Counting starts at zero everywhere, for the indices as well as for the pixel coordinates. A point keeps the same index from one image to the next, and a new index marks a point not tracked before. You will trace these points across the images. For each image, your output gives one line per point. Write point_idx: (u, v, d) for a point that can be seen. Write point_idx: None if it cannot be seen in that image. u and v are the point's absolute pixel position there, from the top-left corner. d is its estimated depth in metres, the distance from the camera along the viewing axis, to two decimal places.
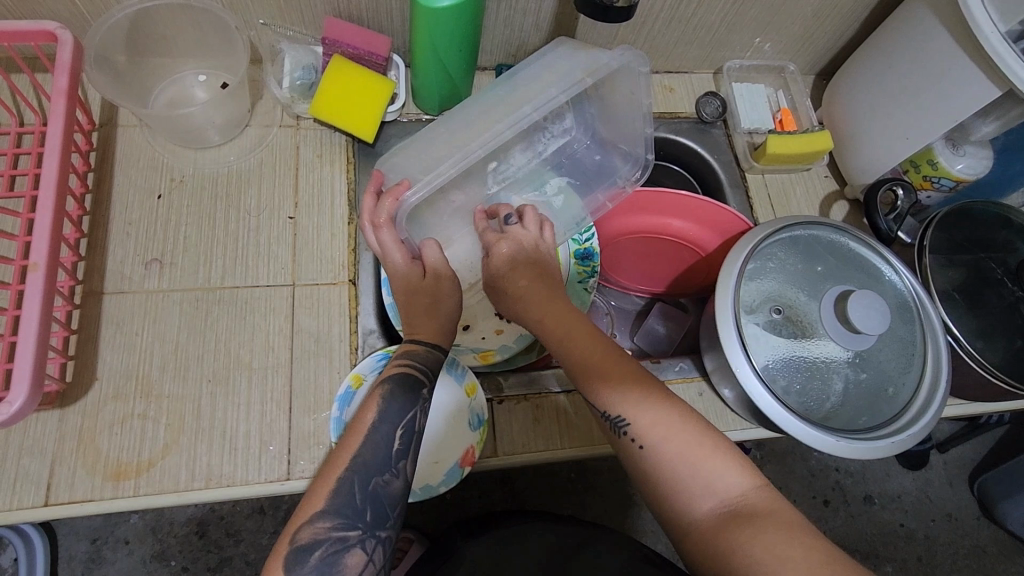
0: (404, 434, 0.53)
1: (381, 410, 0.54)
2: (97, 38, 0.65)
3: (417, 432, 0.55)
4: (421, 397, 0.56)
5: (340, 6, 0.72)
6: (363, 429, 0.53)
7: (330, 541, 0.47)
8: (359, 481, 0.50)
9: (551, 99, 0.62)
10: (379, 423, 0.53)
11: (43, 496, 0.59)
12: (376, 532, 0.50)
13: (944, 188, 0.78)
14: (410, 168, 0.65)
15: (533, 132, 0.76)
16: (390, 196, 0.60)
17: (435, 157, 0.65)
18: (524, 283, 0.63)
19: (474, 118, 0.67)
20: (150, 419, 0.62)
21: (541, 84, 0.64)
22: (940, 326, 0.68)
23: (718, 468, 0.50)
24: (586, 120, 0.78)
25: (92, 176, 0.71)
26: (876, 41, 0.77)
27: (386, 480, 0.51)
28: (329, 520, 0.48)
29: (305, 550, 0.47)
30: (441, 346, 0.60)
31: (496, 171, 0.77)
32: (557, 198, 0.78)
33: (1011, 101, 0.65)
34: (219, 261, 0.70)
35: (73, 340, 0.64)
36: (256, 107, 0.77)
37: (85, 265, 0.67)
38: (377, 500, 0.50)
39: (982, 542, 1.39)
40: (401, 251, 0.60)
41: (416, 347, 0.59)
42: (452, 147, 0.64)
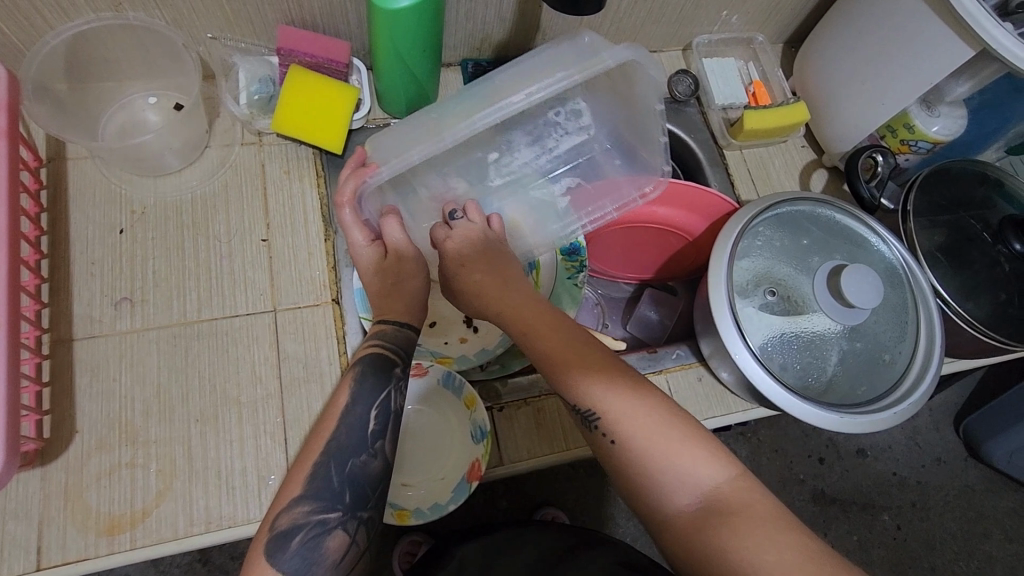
0: (380, 415, 0.52)
1: (354, 391, 0.53)
2: (33, 68, 0.61)
3: (395, 413, 0.54)
4: (397, 377, 0.55)
5: (292, 13, 0.68)
6: (337, 413, 0.52)
7: (309, 526, 0.47)
8: (336, 464, 0.49)
9: (529, 92, 0.57)
10: (353, 405, 0.52)
11: (34, 561, 0.56)
12: (356, 513, 0.49)
13: (921, 150, 0.78)
14: (385, 146, 0.62)
15: (542, 127, 0.73)
16: (354, 175, 0.59)
17: (410, 135, 0.61)
18: (477, 278, 0.61)
19: (458, 106, 0.62)
20: (140, 467, 0.60)
21: (526, 76, 0.59)
22: (930, 291, 0.68)
23: (689, 462, 0.48)
24: (606, 120, 0.73)
25: (45, 217, 0.66)
26: (845, 7, 0.76)
27: (364, 462, 0.50)
28: (308, 504, 0.47)
29: (285, 536, 0.46)
30: (409, 324, 0.58)
31: (498, 162, 0.74)
32: (562, 201, 0.76)
33: (985, 60, 0.65)
34: (193, 293, 0.67)
35: (46, 394, 0.61)
36: (215, 126, 0.74)
37: (50, 311, 0.63)
38: (355, 482, 0.49)
39: (971, 481, 1.43)
40: (361, 232, 0.60)
41: (389, 327, 0.57)
42: (430, 131, 0.60)
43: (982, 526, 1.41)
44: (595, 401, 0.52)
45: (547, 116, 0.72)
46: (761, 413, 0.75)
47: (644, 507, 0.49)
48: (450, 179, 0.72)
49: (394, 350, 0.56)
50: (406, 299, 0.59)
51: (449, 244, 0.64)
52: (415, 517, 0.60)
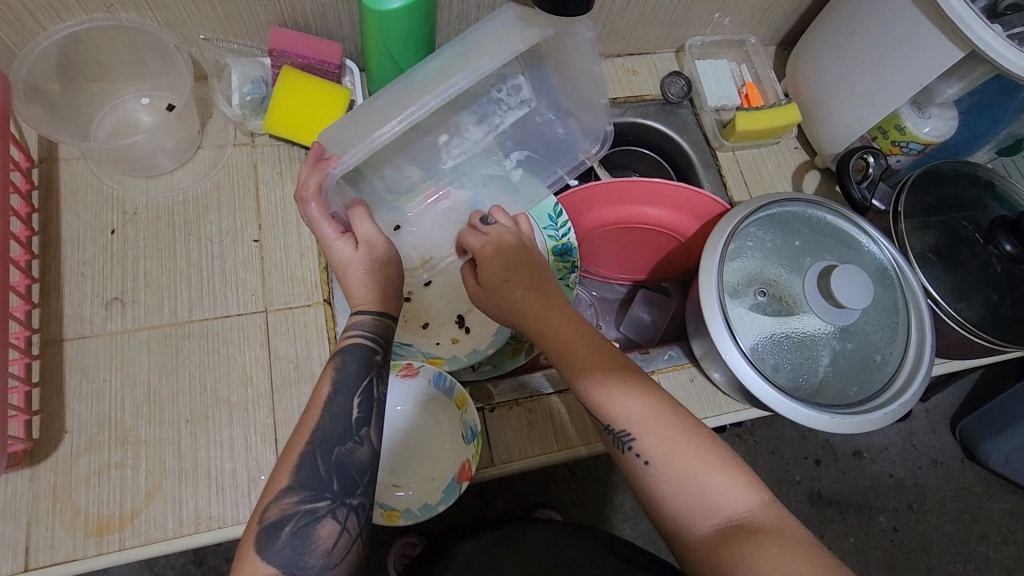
0: (363, 402, 0.51)
1: (336, 381, 0.51)
2: (24, 69, 0.61)
3: (377, 400, 0.53)
4: (375, 365, 0.53)
5: (285, 14, 0.69)
6: (320, 402, 0.50)
7: (298, 515, 0.45)
8: (322, 451, 0.48)
9: (482, 68, 0.59)
10: (335, 395, 0.51)
11: (22, 561, 0.56)
12: (346, 500, 0.48)
13: (912, 152, 0.78)
14: (342, 132, 0.60)
15: (482, 101, 0.75)
16: (315, 167, 0.57)
17: (368, 119, 0.60)
18: (519, 295, 0.58)
19: (409, 83, 0.61)
20: (129, 467, 0.60)
21: (478, 53, 0.60)
22: (921, 292, 0.69)
23: (721, 483, 0.49)
24: (547, 92, 0.76)
25: (37, 217, 0.67)
26: (834, 10, 0.76)
27: (350, 448, 0.49)
28: (295, 494, 0.46)
29: (274, 527, 0.45)
30: (388, 313, 0.56)
31: (449, 145, 0.74)
32: (518, 173, 0.77)
33: (973, 61, 0.65)
34: (184, 294, 0.67)
35: (35, 394, 0.61)
36: (207, 127, 0.74)
37: (41, 312, 0.63)
38: (344, 469, 0.48)
39: (967, 483, 1.43)
40: (330, 225, 0.55)
41: (368, 318, 0.55)
42: (384, 113, 0.59)
43: (980, 528, 1.40)
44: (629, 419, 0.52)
45: (489, 94, 0.74)
46: (753, 415, 0.75)
47: (664, 517, 0.50)
48: (404, 167, 0.72)
49: (370, 340, 0.54)
50: (377, 290, 0.56)
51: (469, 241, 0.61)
52: (403, 517, 0.59)
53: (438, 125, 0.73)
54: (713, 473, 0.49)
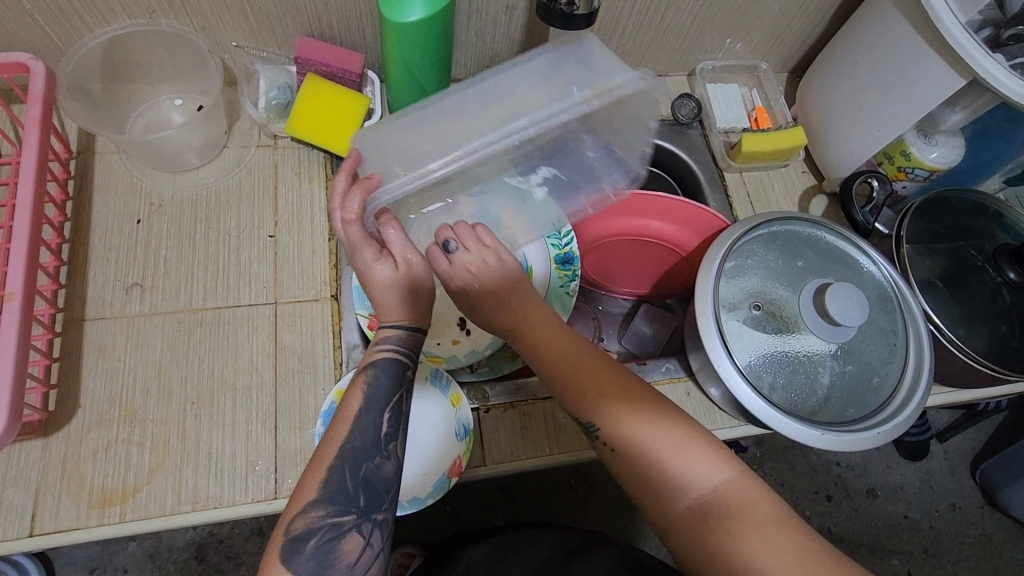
0: (391, 418, 0.53)
1: (369, 394, 0.53)
2: (70, 68, 0.67)
3: (404, 413, 0.54)
4: (406, 379, 0.55)
5: (313, 25, 0.73)
6: (349, 416, 0.52)
7: (325, 529, 0.48)
8: (350, 468, 0.50)
9: (551, 116, 0.62)
10: (367, 408, 0.52)
11: (28, 526, 0.58)
12: (371, 516, 0.50)
13: (918, 178, 0.79)
14: (391, 160, 0.62)
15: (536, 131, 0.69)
16: (358, 187, 0.55)
17: (420, 149, 0.62)
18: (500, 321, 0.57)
19: (463, 116, 0.64)
20: (135, 444, 0.62)
21: (535, 96, 0.64)
22: (921, 314, 0.68)
23: (693, 469, 0.50)
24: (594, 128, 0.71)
25: (70, 205, 0.71)
26: (844, 36, 0.78)
27: (377, 464, 0.51)
28: (322, 509, 0.48)
29: (300, 539, 0.47)
30: (419, 327, 0.55)
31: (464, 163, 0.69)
32: (540, 192, 0.74)
33: (976, 89, 0.66)
34: (200, 283, 0.70)
35: (54, 368, 0.64)
36: (234, 128, 0.78)
37: (66, 293, 0.67)
38: (371, 485, 0.50)
39: (988, 530, 1.38)
40: (369, 248, 0.53)
41: (406, 332, 0.55)
42: (441, 138, 0.63)
43: None
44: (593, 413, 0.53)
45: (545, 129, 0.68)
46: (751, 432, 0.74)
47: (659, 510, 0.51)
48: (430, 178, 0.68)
49: (399, 354, 0.55)
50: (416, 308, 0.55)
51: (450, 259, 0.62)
52: (394, 509, 0.62)
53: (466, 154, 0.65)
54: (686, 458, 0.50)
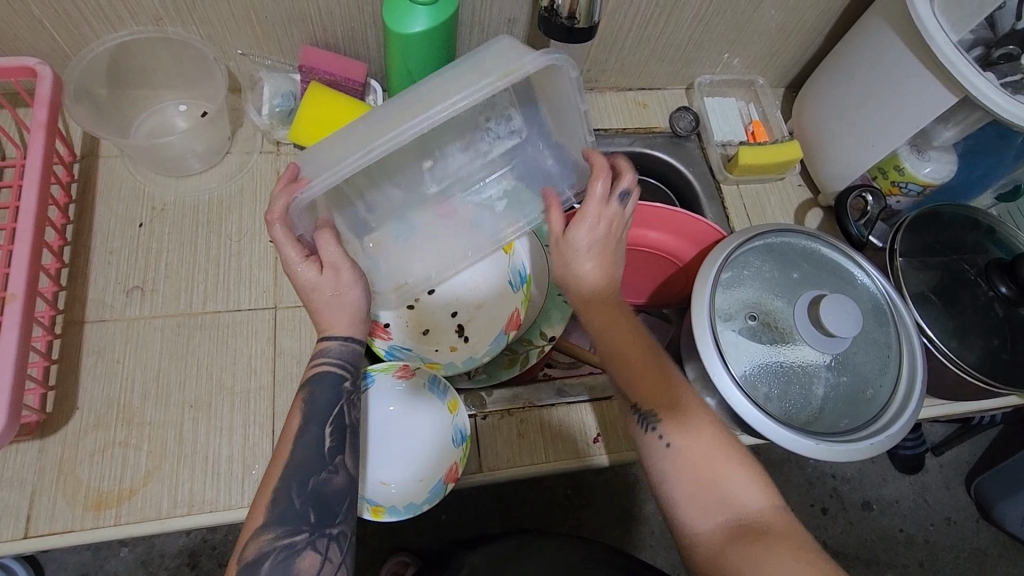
0: (335, 431, 0.52)
1: (306, 412, 0.52)
2: (77, 73, 0.67)
3: (349, 426, 0.54)
4: (345, 391, 0.54)
5: (317, 35, 0.74)
6: (290, 435, 0.51)
7: (278, 550, 0.47)
8: (296, 486, 0.49)
9: (453, 104, 0.53)
10: (306, 424, 0.52)
11: (22, 528, 0.58)
12: (324, 530, 0.49)
13: (912, 193, 0.80)
14: (318, 163, 0.56)
15: (473, 132, 0.72)
16: (284, 188, 0.52)
17: (341, 153, 0.55)
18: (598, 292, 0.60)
19: (382, 120, 0.56)
20: (132, 446, 0.62)
21: (449, 88, 0.54)
22: (914, 327, 0.69)
23: (741, 486, 0.50)
24: (540, 124, 0.71)
25: (73, 208, 0.72)
26: (838, 53, 0.79)
27: (326, 478, 0.51)
28: (272, 530, 0.48)
29: (253, 565, 0.47)
30: (352, 336, 0.55)
31: (435, 169, 0.74)
32: (501, 204, 0.74)
33: (968, 107, 0.68)
34: (200, 287, 0.70)
35: (53, 370, 0.64)
36: (237, 135, 0.79)
37: (67, 295, 0.68)
38: (320, 499, 0.50)
39: (982, 544, 1.38)
40: (295, 249, 0.52)
41: (332, 342, 0.54)
42: (360, 140, 0.55)
43: None
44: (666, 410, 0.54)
45: (481, 124, 0.72)
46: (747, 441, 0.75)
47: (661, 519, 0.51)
48: (388, 189, 0.71)
49: (339, 366, 0.54)
50: (358, 317, 0.56)
51: (573, 231, 0.59)
52: (389, 514, 0.61)
53: (422, 147, 0.71)
54: (738, 472, 0.51)
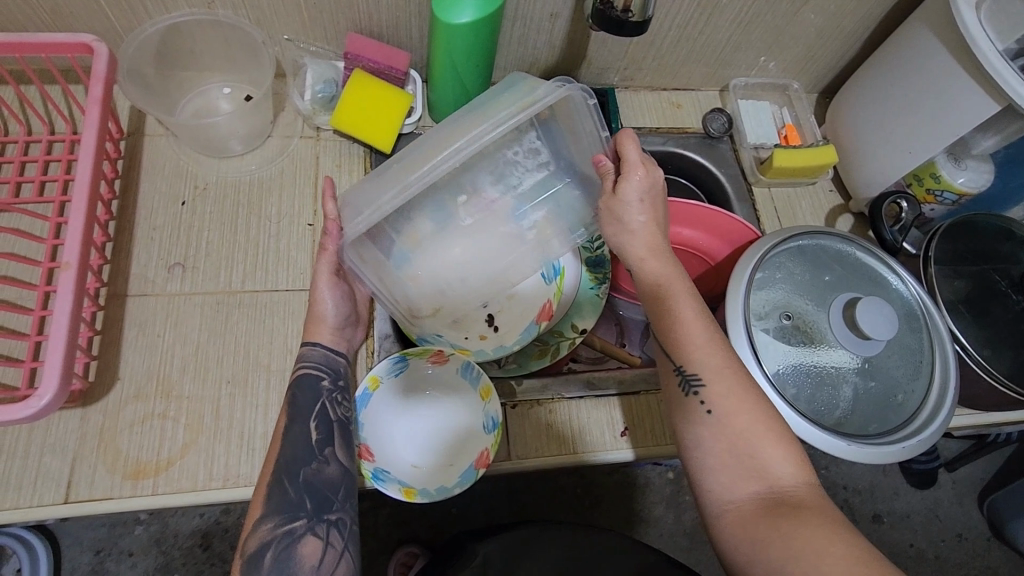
0: (320, 425, 0.58)
1: (293, 412, 0.58)
2: (130, 52, 0.69)
3: (336, 421, 0.59)
4: (324, 390, 0.60)
5: (362, 23, 0.75)
6: (279, 434, 0.57)
7: (277, 537, 0.52)
8: (289, 477, 0.54)
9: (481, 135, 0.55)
10: (294, 423, 0.57)
11: (63, 493, 0.59)
12: (324, 517, 0.54)
13: (947, 202, 0.80)
14: (358, 198, 0.61)
15: (503, 166, 0.65)
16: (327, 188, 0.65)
17: (379, 184, 0.59)
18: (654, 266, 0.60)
19: (418, 154, 0.59)
20: (170, 419, 0.63)
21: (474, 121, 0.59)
22: (947, 334, 0.69)
23: (783, 464, 0.50)
24: (563, 151, 0.67)
25: (119, 183, 0.73)
26: (878, 59, 0.79)
27: (317, 469, 0.55)
28: (272, 520, 0.52)
29: (256, 555, 0.51)
30: (320, 341, 0.62)
31: (468, 203, 0.65)
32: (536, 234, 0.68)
33: (1010, 116, 0.68)
34: (239, 266, 0.72)
35: (96, 340, 0.66)
36: (278, 119, 0.80)
37: (111, 268, 0.69)
38: (312, 489, 0.54)
39: (993, 563, 1.37)
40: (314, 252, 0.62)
41: (305, 348, 0.61)
42: (398, 175, 0.58)
43: None
44: (707, 370, 0.54)
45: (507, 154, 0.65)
46: None
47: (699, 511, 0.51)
48: (417, 222, 0.63)
49: (317, 367, 0.61)
50: (334, 327, 0.64)
51: (622, 186, 0.60)
52: (420, 495, 0.62)
53: (452, 184, 0.64)
54: (773, 444, 0.51)
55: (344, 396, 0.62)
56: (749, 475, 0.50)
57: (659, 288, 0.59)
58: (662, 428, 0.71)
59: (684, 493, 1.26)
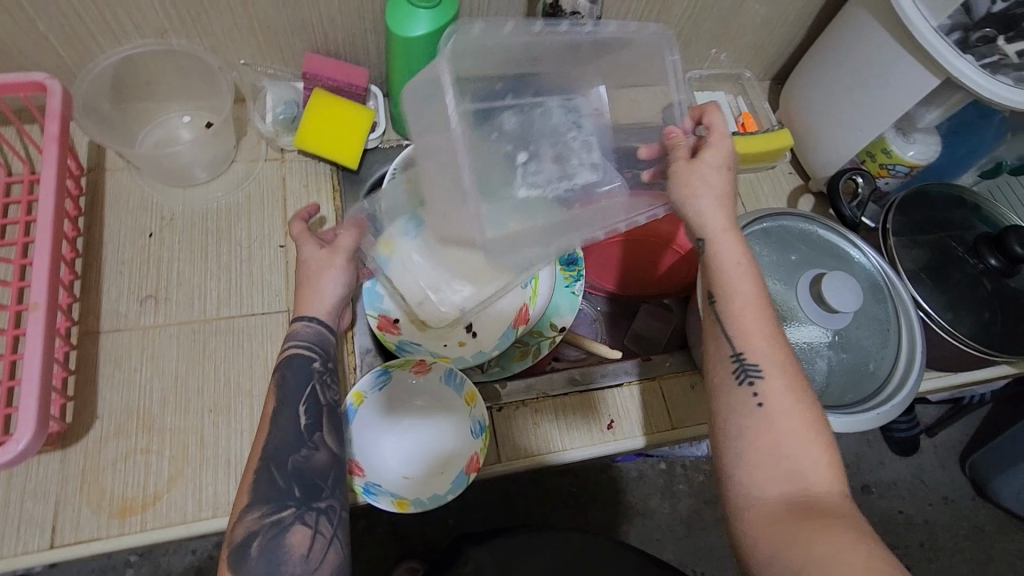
0: (309, 409, 0.56)
1: (282, 394, 0.56)
2: (84, 87, 0.68)
3: (326, 404, 0.57)
4: (315, 371, 0.58)
5: (318, 43, 0.76)
6: (268, 419, 0.55)
7: (265, 527, 0.50)
8: (277, 466, 0.52)
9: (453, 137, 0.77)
10: (282, 407, 0.55)
11: (48, 538, 0.58)
12: (312, 504, 0.52)
13: (899, 175, 0.83)
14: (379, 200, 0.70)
15: (559, 150, 0.62)
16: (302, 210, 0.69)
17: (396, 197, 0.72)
18: (728, 236, 0.56)
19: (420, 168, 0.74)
20: (154, 453, 0.63)
21: None
22: (910, 302, 0.72)
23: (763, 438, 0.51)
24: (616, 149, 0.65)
25: (83, 220, 0.72)
26: (822, 46, 0.82)
27: (307, 455, 0.54)
28: (258, 510, 0.51)
29: (243, 545, 0.49)
30: (315, 317, 0.59)
31: (525, 169, 0.61)
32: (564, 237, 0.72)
33: (949, 89, 0.71)
34: (213, 293, 0.71)
35: (71, 380, 0.65)
36: (241, 143, 0.80)
37: (81, 306, 0.68)
38: (302, 476, 0.53)
39: (981, 522, 1.41)
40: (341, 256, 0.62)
41: (295, 324, 0.59)
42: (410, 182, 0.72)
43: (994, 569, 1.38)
44: None
45: (563, 140, 0.62)
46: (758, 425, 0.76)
47: None
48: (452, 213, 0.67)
49: (306, 346, 0.58)
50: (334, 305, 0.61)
51: (708, 151, 0.58)
52: (414, 505, 0.63)
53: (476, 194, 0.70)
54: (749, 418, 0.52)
55: (334, 378, 0.60)
56: (742, 428, 0.50)
57: (730, 270, 0.55)
58: (647, 417, 0.73)
59: (678, 481, 1.28)
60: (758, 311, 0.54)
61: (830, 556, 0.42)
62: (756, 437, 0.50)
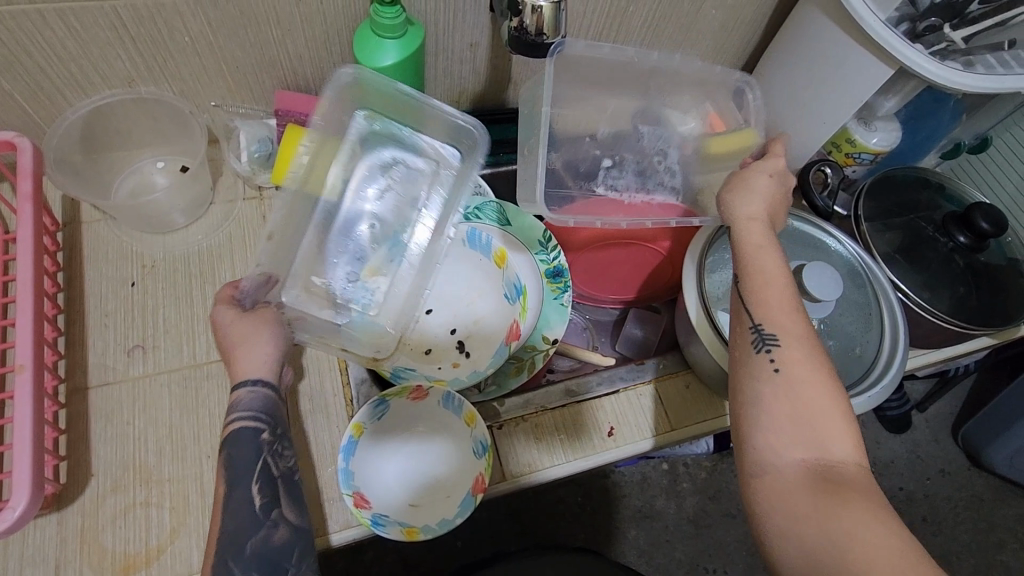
0: (263, 486, 0.55)
1: (231, 477, 0.54)
2: (54, 142, 0.68)
3: (279, 477, 0.56)
4: (264, 444, 0.56)
5: (289, 79, 0.76)
6: (220, 500, 0.54)
7: None
8: (233, 555, 0.52)
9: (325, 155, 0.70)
10: (234, 488, 0.54)
11: None
12: None
13: (865, 161, 0.86)
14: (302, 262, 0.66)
15: (648, 168, 0.84)
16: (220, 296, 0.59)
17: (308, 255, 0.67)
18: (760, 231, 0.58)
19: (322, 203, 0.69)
20: (153, 505, 0.62)
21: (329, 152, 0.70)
22: (888, 285, 0.74)
23: None
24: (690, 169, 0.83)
25: (62, 275, 0.71)
26: (779, 44, 0.85)
27: (267, 534, 0.54)
28: None
29: None
30: (262, 382, 0.57)
31: (609, 173, 0.84)
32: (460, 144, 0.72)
33: (904, 78, 0.75)
34: (201, 337, 0.70)
35: (62, 440, 0.63)
36: (218, 184, 0.80)
37: (67, 362, 0.67)
38: (264, 556, 0.53)
39: (978, 491, 1.43)
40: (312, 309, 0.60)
41: (238, 394, 0.56)
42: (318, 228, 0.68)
43: (996, 536, 1.40)
44: None
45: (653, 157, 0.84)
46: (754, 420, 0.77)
47: None
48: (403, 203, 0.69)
49: (253, 419, 0.56)
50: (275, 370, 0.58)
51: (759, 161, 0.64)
52: (423, 533, 0.63)
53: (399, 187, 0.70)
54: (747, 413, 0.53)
55: (285, 446, 0.58)
56: (756, 416, 0.50)
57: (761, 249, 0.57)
58: (646, 420, 0.73)
59: (681, 480, 1.29)
60: (785, 294, 0.54)
61: (850, 544, 0.43)
62: (781, 416, 0.49)
